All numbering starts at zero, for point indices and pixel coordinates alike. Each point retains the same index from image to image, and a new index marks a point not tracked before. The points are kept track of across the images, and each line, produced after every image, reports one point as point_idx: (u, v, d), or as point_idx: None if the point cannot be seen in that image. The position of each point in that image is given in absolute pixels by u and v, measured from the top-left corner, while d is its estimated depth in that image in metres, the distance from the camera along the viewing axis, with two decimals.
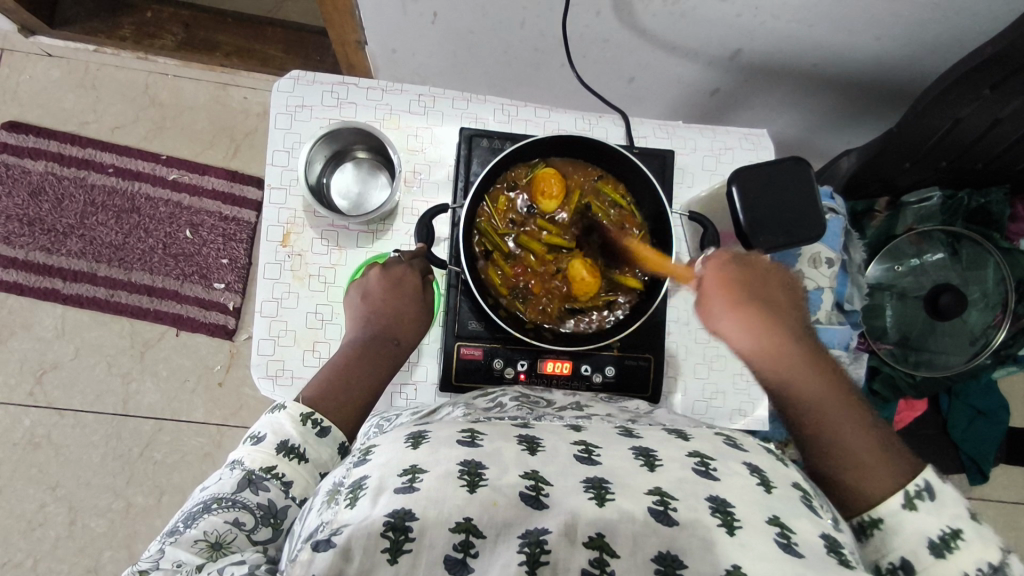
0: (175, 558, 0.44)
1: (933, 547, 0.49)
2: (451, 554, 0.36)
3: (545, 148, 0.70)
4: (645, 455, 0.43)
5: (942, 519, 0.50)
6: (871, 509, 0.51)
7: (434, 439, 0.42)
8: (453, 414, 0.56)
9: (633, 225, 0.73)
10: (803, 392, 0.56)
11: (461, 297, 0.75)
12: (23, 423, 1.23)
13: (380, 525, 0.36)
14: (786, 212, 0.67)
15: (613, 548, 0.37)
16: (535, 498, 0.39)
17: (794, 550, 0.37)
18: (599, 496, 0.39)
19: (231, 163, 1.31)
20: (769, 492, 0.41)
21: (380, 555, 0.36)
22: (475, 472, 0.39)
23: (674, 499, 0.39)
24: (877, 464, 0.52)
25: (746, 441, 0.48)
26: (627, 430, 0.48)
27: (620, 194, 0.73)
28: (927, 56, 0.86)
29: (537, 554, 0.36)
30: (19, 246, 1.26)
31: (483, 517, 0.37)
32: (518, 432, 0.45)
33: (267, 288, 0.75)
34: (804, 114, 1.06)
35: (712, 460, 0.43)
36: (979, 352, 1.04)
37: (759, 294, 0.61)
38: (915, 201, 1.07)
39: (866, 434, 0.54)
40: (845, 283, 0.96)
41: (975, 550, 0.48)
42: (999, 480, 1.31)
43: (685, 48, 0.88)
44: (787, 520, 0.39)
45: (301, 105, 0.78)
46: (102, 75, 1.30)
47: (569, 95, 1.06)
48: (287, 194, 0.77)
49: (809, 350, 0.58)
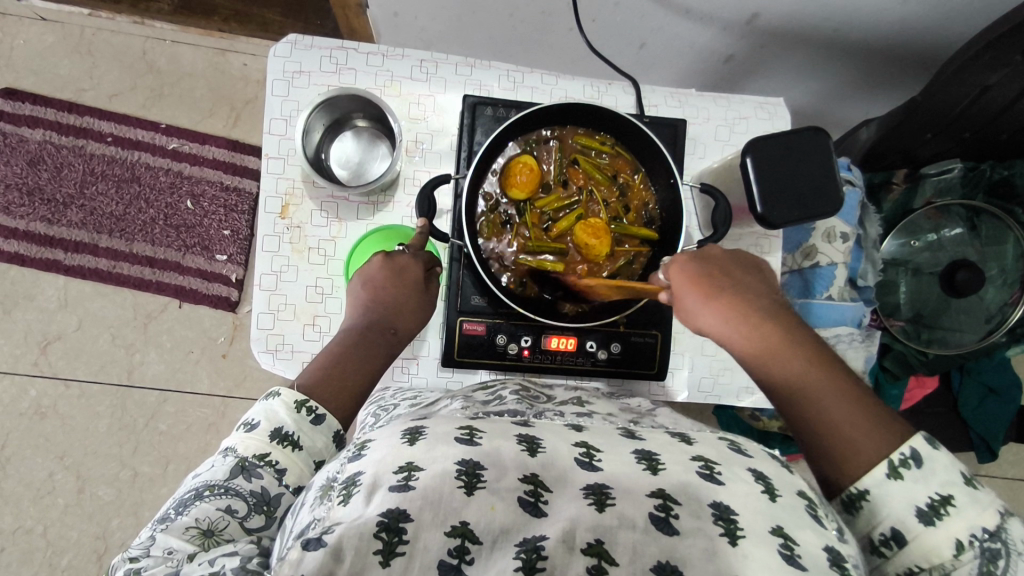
0: (166, 545, 0.43)
1: (921, 515, 0.48)
2: (445, 558, 0.34)
3: (536, 118, 0.67)
4: (648, 459, 0.41)
5: (930, 486, 0.48)
6: (855, 483, 0.50)
7: (431, 435, 0.40)
8: (451, 409, 0.54)
9: (626, 169, 0.71)
10: (789, 372, 0.55)
11: (464, 271, 0.73)
12: (29, 394, 1.23)
13: (372, 526, 0.34)
14: (801, 183, 0.64)
15: (612, 555, 0.35)
16: (534, 504, 0.37)
17: (798, 563, 0.36)
18: (600, 503, 0.37)
19: (231, 132, 1.28)
20: (773, 501, 0.39)
21: (372, 556, 0.34)
22: (473, 471, 0.37)
23: (676, 505, 0.38)
24: (864, 436, 0.51)
25: (750, 444, 0.46)
26: (629, 431, 0.46)
27: (598, 142, 0.70)
28: (956, 20, 0.82)
29: (533, 561, 0.34)
30: (19, 216, 1.25)
31: (481, 522, 0.36)
32: (518, 430, 0.43)
33: (266, 261, 0.74)
34: (823, 82, 1.02)
35: (716, 464, 0.41)
36: (993, 331, 1.01)
37: (734, 278, 0.60)
38: (937, 173, 1.02)
39: (858, 408, 0.52)
40: (858, 259, 0.93)
41: (970, 516, 0.47)
42: (1006, 458, 1.29)
43: (701, 13, 0.84)
44: (791, 531, 0.38)
45: (299, 71, 0.75)
46: (99, 40, 1.27)
47: (578, 61, 1.01)
48: (285, 164, 0.74)
49: (790, 323, 0.57)
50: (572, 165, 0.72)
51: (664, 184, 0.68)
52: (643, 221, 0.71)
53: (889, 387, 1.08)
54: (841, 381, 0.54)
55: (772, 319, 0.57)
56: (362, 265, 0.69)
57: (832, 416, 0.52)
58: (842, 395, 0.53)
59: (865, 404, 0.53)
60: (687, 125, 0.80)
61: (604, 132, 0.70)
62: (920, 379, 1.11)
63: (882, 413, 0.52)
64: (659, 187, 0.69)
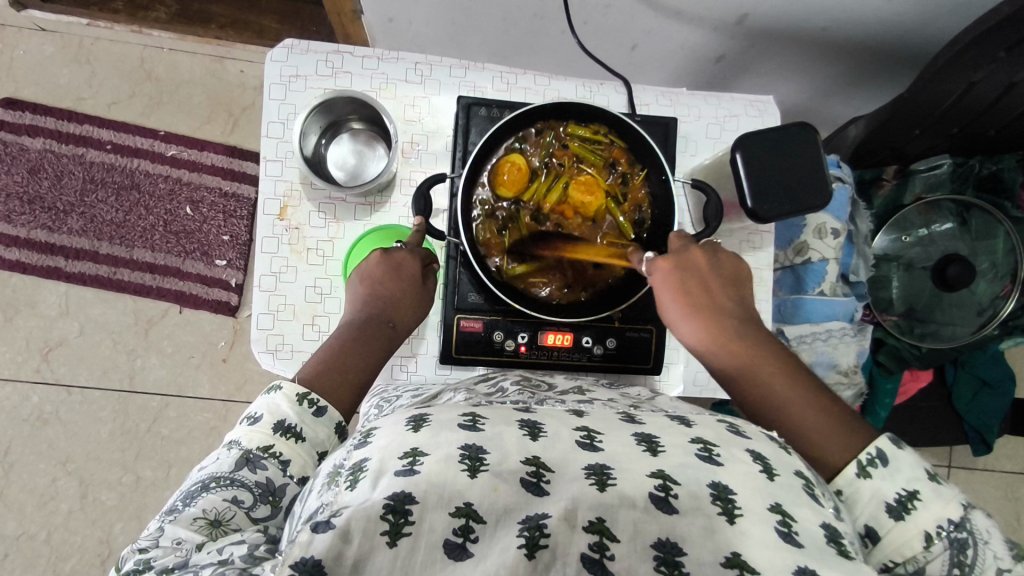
0: (174, 536, 0.45)
1: (892, 510, 0.50)
2: (450, 537, 0.35)
3: (519, 122, 0.68)
4: (648, 441, 0.42)
5: (897, 482, 0.51)
6: (829, 483, 0.52)
7: (435, 422, 0.41)
8: (453, 399, 0.56)
9: (622, 160, 0.71)
10: (755, 380, 0.58)
11: (461, 269, 0.74)
12: (32, 400, 1.24)
13: (379, 508, 0.35)
14: (790, 178, 0.65)
15: (613, 532, 0.37)
16: (536, 484, 0.38)
17: (794, 540, 0.37)
18: (601, 482, 0.38)
19: (229, 138, 1.30)
20: (772, 480, 0.40)
21: (379, 537, 0.35)
22: (476, 456, 0.38)
23: (676, 484, 0.39)
24: (830, 449, 0.53)
25: (750, 427, 0.47)
26: (629, 415, 0.47)
27: (595, 132, 0.70)
28: (941, 17, 0.84)
29: (536, 538, 0.36)
30: (20, 224, 1.26)
31: (484, 502, 0.37)
32: (519, 416, 0.44)
33: (266, 262, 0.75)
34: (814, 80, 1.03)
35: (715, 446, 0.42)
36: (986, 323, 1.02)
37: (717, 292, 0.64)
38: (926, 169, 1.05)
39: (823, 413, 0.55)
40: (851, 254, 0.94)
41: (935, 508, 0.49)
42: (1002, 451, 1.30)
43: (691, 14, 0.86)
44: (789, 508, 0.39)
45: (296, 75, 0.76)
46: (97, 50, 1.28)
47: (572, 63, 1.03)
48: (282, 166, 0.76)
49: (765, 341, 0.61)
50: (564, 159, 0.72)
51: (656, 179, 0.69)
52: (634, 221, 0.72)
53: (883, 382, 1.08)
54: (810, 391, 0.57)
55: (740, 331, 0.61)
56: (358, 263, 0.70)
57: (797, 426, 0.55)
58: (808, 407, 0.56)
59: (830, 417, 0.55)
60: (678, 123, 0.81)
61: (600, 121, 0.69)
62: (914, 372, 1.12)
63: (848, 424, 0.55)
64: (651, 184, 0.70)
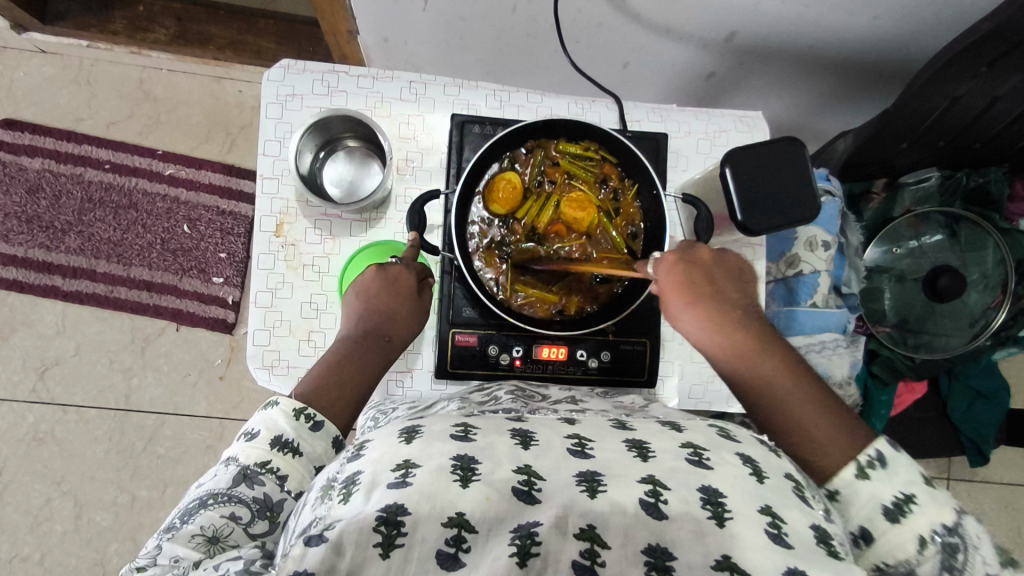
0: (173, 554, 0.46)
1: (887, 513, 0.50)
2: (443, 548, 0.36)
3: (506, 142, 0.69)
4: (639, 447, 0.42)
5: (894, 485, 0.51)
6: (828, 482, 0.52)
7: (427, 434, 0.42)
8: (450, 409, 0.57)
9: (615, 176, 0.73)
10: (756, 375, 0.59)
11: (455, 284, 0.75)
12: (27, 420, 1.23)
13: (371, 521, 0.35)
14: (779, 193, 0.66)
15: (605, 539, 0.37)
16: (528, 492, 0.38)
17: (784, 541, 0.37)
18: (592, 489, 0.38)
19: (227, 157, 1.31)
20: (761, 482, 0.41)
21: (372, 548, 0.35)
22: (468, 466, 0.39)
23: (666, 490, 0.39)
24: (830, 441, 0.53)
25: (740, 432, 0.47)
26: (621, 422, 0.48)
27: (586, 150, 0.71)
28: (927, 32, 0.85)
29: (527, 546, 0.36)
30: (18, 244, 1.26)
31: (476, 512, 0.37)
32: (512, 425, 0.44)
33: (262, 278, 0.75)
34: (803, 95, 1.05)
35: (705, 450, 0.43)
36: (978, 334, 1.03)
37: (719, 288, 0.63)
38: (915, 182, 1.07)
39: (822, 414, 0.55)
40: (841, 266, 0.95)
41: (931, 512, 0.50)
42: (999, 463, 1.30)
43: (680, 32, 0.87)
44: (780, 510, 0.39)
45: (292, 94, 0.77)
46: (97, 71, 1.30)
47: (565, 81, 1.05)
48: (279, 184, 0.77)
49: (767, 336, 0.60)
50: (560, 175, 0.73)
51: (647, 193, 0.70)
52: (628, 235, 0.73)
53: (877, 394, 1.09)
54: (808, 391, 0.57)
55: (741, 327, 0.61)
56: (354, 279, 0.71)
57: (795, 416, 0.56)
58: (806, 400, 0.56)
59: (828, 410, 0.56)
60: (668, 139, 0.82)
61: (591, 140, 0.70)
62: (909, 384, 1.12)
63: (848, 421, 0.55)
64: (642, 197, 0.71)
